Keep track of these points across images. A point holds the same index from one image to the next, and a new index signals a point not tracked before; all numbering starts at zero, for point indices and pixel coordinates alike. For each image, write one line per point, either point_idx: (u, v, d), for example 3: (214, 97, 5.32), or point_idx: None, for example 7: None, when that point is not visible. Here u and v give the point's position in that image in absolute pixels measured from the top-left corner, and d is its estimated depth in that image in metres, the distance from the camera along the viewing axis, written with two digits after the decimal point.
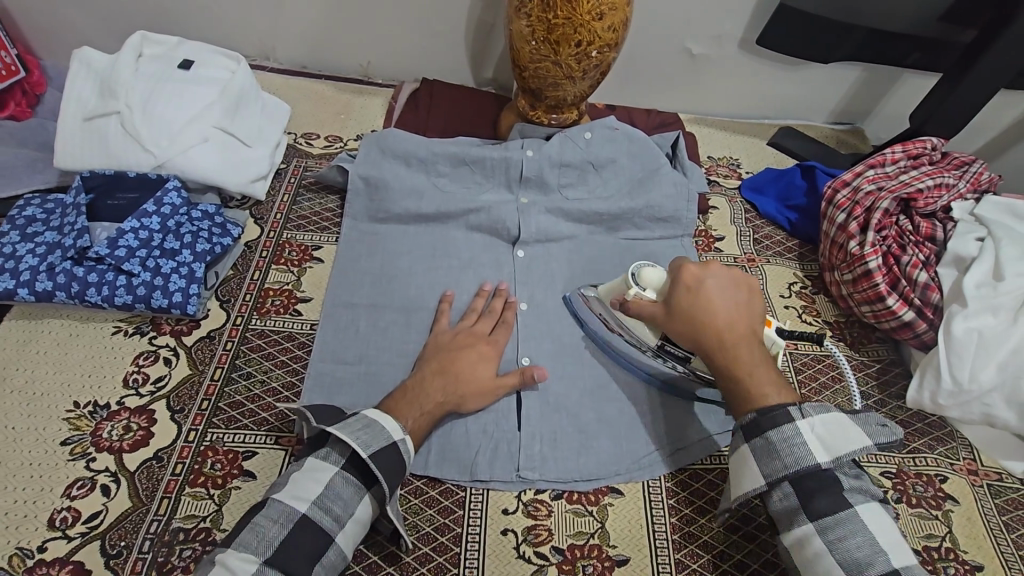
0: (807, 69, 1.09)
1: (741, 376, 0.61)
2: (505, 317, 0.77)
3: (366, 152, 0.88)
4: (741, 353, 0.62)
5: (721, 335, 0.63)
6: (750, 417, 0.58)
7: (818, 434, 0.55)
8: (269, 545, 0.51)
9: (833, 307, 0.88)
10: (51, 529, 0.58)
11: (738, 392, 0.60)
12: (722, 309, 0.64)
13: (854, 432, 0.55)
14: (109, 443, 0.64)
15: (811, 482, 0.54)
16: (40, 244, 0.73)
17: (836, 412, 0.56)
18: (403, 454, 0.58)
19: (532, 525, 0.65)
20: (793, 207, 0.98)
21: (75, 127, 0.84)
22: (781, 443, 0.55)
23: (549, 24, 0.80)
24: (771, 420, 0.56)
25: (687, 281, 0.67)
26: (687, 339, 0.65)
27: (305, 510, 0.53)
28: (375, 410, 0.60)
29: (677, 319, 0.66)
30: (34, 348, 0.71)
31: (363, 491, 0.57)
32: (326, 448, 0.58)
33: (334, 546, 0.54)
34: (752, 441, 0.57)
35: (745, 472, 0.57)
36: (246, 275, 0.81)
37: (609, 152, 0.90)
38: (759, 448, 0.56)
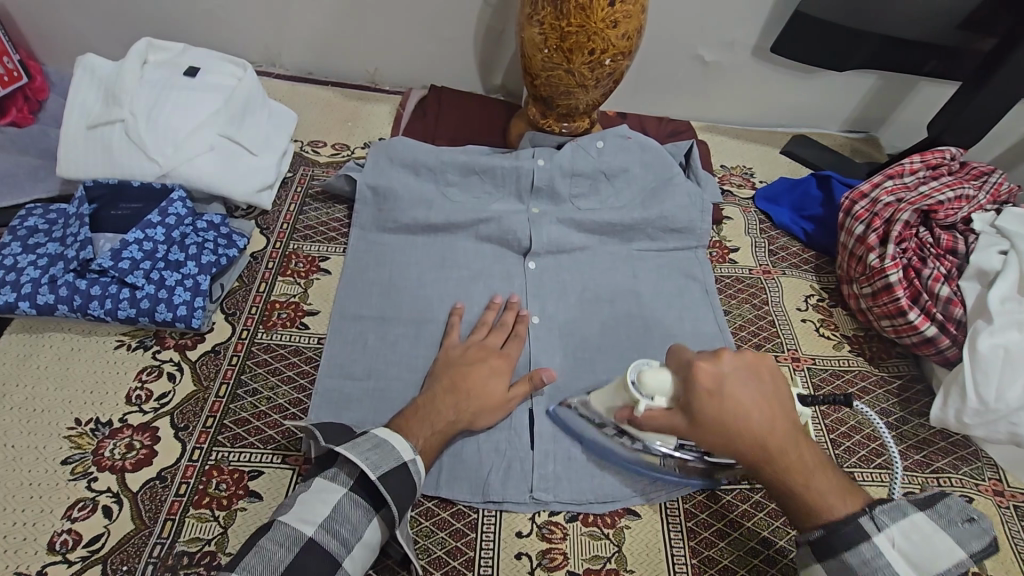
0: (821, 76, 1.07)
1: (799, 488, 0.53)
2: (517, 331, 0.75)
3: (374, 160, 0.87)
4: (791, 460, 0.53)
5: (765, 444, 0.54)
6: (820, 532, 0.51)
7: (901, 546, 0.50)
8: (274, 570, 0.49)
9: (851, 321, 0.86)
10: (51, 553, 0.57)
11: (800, 505, 0.53)
12: (755, 414, 0.54)
13: (937, 538, 0.50)
14: (111, 462, 0.62)
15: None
16: (42, 255, 0.71)
17: (912, 516, 0.51)
18: (414, 475, 0.56)
19: (547, 548, 0.63)
20: (808, 217, 0.96)
21: (78, 135, 0.82)
22: (864, 559, 0.49)
23: (562, 32, 0.79)
24: (847, 537, 0.50)
25: (705, 385, 0.55)
26: (724, 452, 0.55)
27: (311, 534, 0.51)
28: (385, 428, 0.59)
29: (706, 432, 0.55)
30: (35, 363, 0.69)
31: (372, 514, 0.55)
32: (333, 469, 0.56)
33: (342, 572, 0.52)
34: (829, 564, 0.51)
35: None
36: (252, 286, 0.79)
37: (622, 161, 0.88)
38: (837, 567, 0.50)
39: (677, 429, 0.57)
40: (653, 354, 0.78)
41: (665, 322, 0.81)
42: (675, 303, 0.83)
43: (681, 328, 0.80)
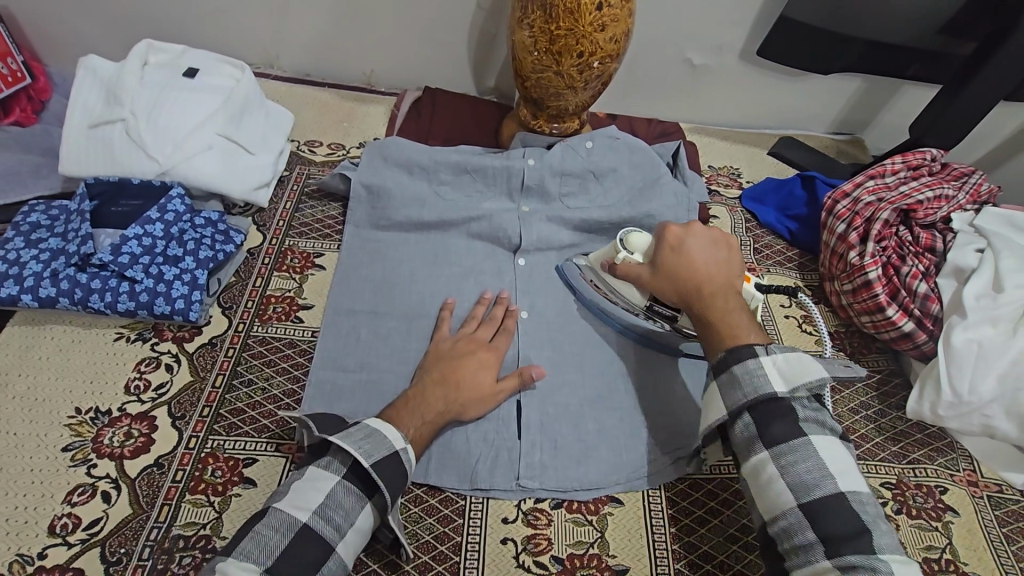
0: (808, 80, 1.10)
1: (719, 324, 0.63)
2: (506, 326, 0.77)
3: (369, 159, 0.89)
4: (718, 305, 0.65)
5: (700, 288, 0.66)
6: (722, 355, 0.60)
7: (779, 367, 0.57)
8: (269, 554, 0.51)
9: (833, 317, 0.88)
10: (51, 536, 0.58)
11: (714, 335, 0.63)
12: (703, 266, 0.68)
13: (814, 366, 0.57)
14: (110, 450, 0.65)
15: (770, 413, 0.55)
16: (44, 250, 0.73)
17: (796, 350, 0.58)
18: (406, 463, 0.58)
19: (532, 534, 0.65)
20: (793, 216, 0.98)
21: (80, 134, 0.84)
22: (746, 378, 0.57)
23: (551, 35, 0.81)
24: (738, 357, 0.58)
25: (670, 239, 0.70)
26: (670, 292, 0.69)
27: (306, 519, 0.53)
28: (377, 419, 0.60)
29: (661, 274, 0.70)
30: (36, 354, 0.71)
31: (364, 501, 0.56)
32: (326, 457, 0.57)
33: (335, 557, 0.53)
34: (722, 378, 0.59)
35: (712, 402, 0.60)
36: (248, 281, 0.81)
37: (611, 161, 0.90)
38: (725, 382, 0.58)
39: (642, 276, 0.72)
40: None
41: None
42: None
43: None
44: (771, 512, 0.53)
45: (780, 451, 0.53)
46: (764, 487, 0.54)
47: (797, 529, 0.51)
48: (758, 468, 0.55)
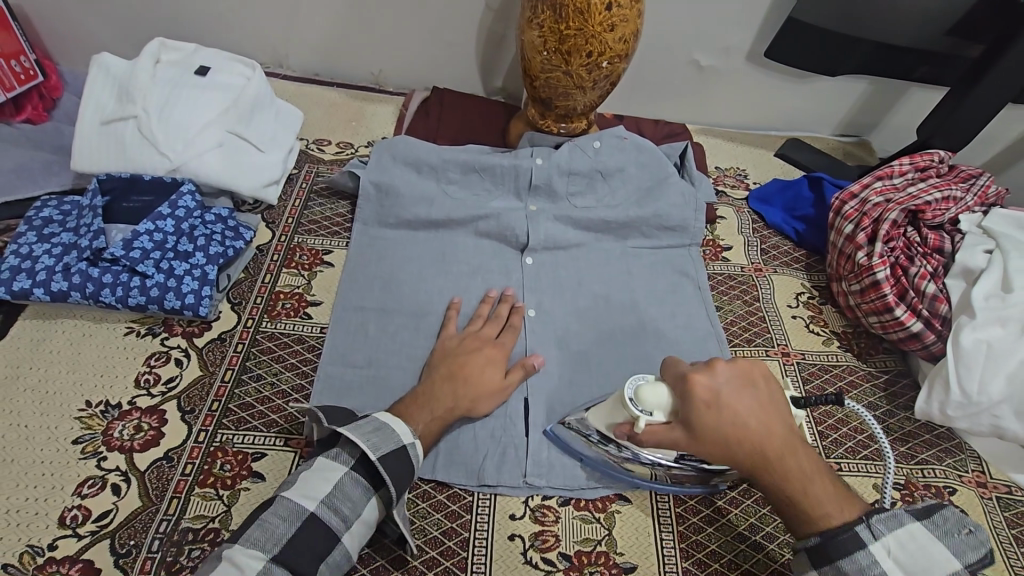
0: (815, 81, 1.10)
1: (801, 502, 0.54)
2: (512, 322, 0.77)
3: (378, 157, 0.90)
4: (790, 475, 0.54)
5: (765, 462, 0.54)
6: (816, 541, 0.53)
7: (898, 558, 0.51)
8: (276, 542, 0.52)
9: (840, 318, 0.88)
10: (61, 527, 0.59)
11: (798, 514, 0.54)
12: (752, 423, 0.55)
13: (931, 547, 0.51)
14: (120, 443, 0.65)
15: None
16: (57, 244, 0.74)
17: (905, 528, 0.52)
18: (413, 457, 0.58)
19: (539, 530, 0.65)
20: (800, 217, 0.98)
21: (92, 131, 0.85)
22: (862, 573, 0.50)
23: (561, 35, 0.81)
24: (843, 547, 0.51)
25: (701, 401, 0.56)
26: (725, 463, 0.56)
27: (315, 508, 0.54)
28: (387, 414, 0.61)
29: (708, 447, 0.55)
30: (47, 348, 0.71)
31: (371, 493, 0.57)
32: (336, 448, 0.58)
33: (340, 548, 0.54)
34: (825, 572, 0.52)
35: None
36: (258, 278, 0.82)
37: (618, 160, 0.91)
38: (834, 574, 0.52)
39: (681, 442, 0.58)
40: (646, 348, 0.80)
41: (656, 316, 0.83)
42: (667, 299, 0.85)
43: (672, 323, 0.82)
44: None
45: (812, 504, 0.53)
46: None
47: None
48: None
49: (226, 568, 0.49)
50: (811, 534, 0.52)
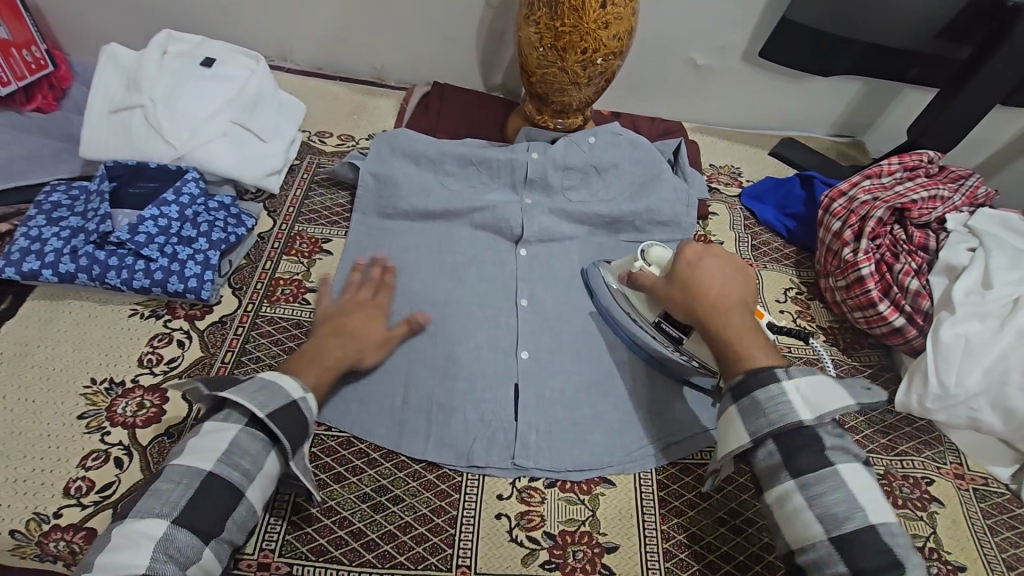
0: (810, 82, 1.12)
1: (742, 351, 0.63)
2: (386, 283, 0.80)
3: (377, 149, 0.92)
4: (741, 330, 0.65)
5: (725, 314, 0.66)
6: (740, 379, 0.60)
7: (802, 393, 0.57)
8: (176, 506, 0.53)
9: (827, 313, 0.90)
10: (66, 497, 0.61)
11: (733, 359, 0.63)
12: (721, 283, 0.69)
13: (836, 391, 0.58)
14: (123, 418, 0.67)
15: (796, 440, 0.56)
16: (65, 227, 0.76)
17: (811, 373, 0.59)
18: (304, 410, 0.61)
19: (525, 510, 0.67)
20: (791, 215, 1.00)
21: (101, 119, 0.87)
22: (772, 405, 0.57)
23: (556, 31, 0.83)
24: (758, 382, 0.59)
25: (693, 257, 0.72)
26: (692, 313, 0.68)
27: (210, 469, 0.55)
28: (272, 373, 0.63)
29: (686, 295, 0.69)
30: (54, 327, 0.74)
31: (270, 447, 0.59)
32: (226, 410, 0.59)
33: (244, 502, 0.56)
34: (741, 402, 0.59)
35: (734, 431, 0.59)
36: (258, 264, 0.84)
37: (613, 157, 0.93)
38: (747, 407, 0.58)
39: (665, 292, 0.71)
40: None
41: None
42: None
43: None
44: (800, 543, 0.54)
45: (752, 388, 0.59)
46: (793, 516, 0.55)
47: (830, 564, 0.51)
48: (786, 499, 0.55)
49: (125, 540, 0.51)
50: (743, 406, 0.59)
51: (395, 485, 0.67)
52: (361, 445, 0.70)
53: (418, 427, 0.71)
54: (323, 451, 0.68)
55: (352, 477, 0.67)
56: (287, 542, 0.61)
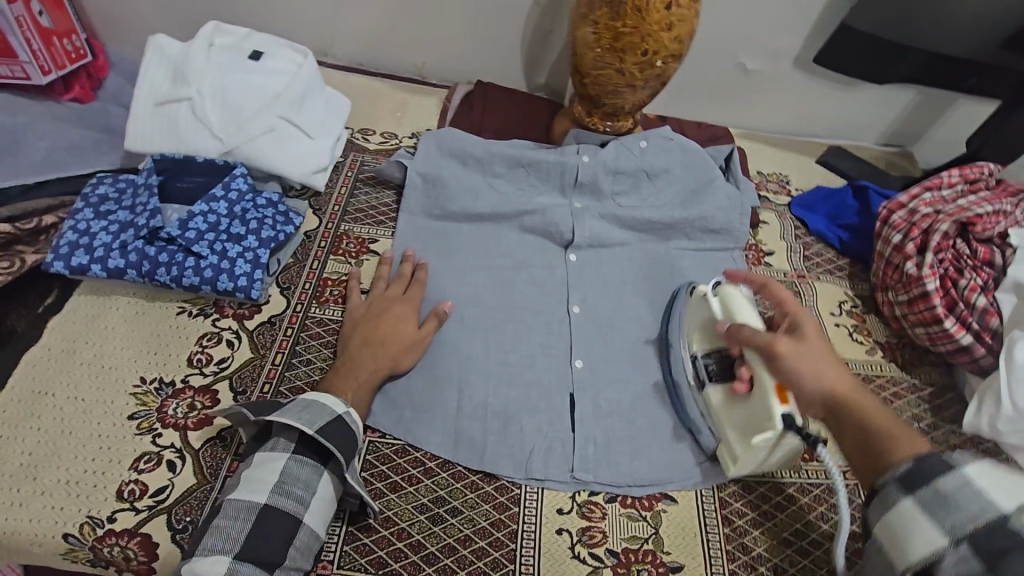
0: (861, 90, 1.09)
1: (884, 426, 0.55)
2: (417, 278, 0.78)
3: (425, 149, 0.90)
4: (866, 400, 0.57)
5: (844, 379, 0.59)
6: (908, 466, 0.51)
7: (990, 479, 0.48)
8: (235, 541, 0.52)
9: (884, 328, 0.88)
10: (119, 500, 0.59)
11: (881, 440, 0.54)
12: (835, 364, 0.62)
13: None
14: (174, 420, 0.66)
15: (998, 540, 0.45)
16: (113, 222, 0.75)
17: (991, 460, 0.49)
18: (349, 425, 0.60)
19: (586, 526, 0.65)
20: (843, 226, 0.98)
21: (147, 111, 0.85)
22: (957, 496, 0.47)
23: (617, 32, 0.81)
24: (930, 469, 0.49)
25: (792, 301, 0.66)
26: (815, 376, 0.59)
27: (265, 500, 0.54)
28: (313, 393, 0.62)
29: (803, 350, 0.60)
30: (102, 323, 0.72)
31: (321, 468, 0.58)
32: (272, 439, 0.58)
33: (304, 528, 0.55)
34: (917, 492, 0.49)
35: (916, 534, 0.48)
36: (305, 263, 0.82)
37: (664, 161, 0.90)
38: (925, 499, 0.48)
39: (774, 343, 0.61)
40: None
41: None
42: None
43: None
44: None
45: (928, 478, 0.49)
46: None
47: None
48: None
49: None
50: (921, 499, 0.49)
51: (452, 496, 0.65)
52: (416, 454, 0.68)
53: (474, 437, 0.68)
54: (378, 459, 0.66)
55: (408, 487, 0.65)
56: (345, 553, 0.59)
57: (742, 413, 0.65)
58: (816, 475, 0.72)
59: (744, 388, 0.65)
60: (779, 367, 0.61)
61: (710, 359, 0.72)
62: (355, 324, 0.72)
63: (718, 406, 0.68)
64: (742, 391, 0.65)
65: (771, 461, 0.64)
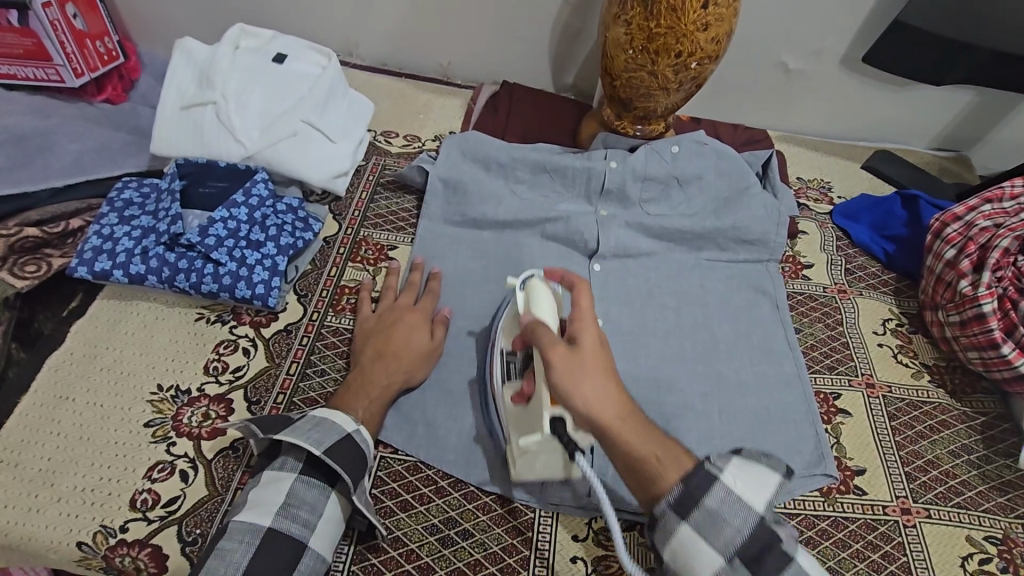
0: (914, 90, 1.02)
1: (641, 450, 0.53)
2: (430, 288, 0.76)
3: (447, 154, 0.88)
4: (634, 421, 0.55)
5: (611, 398, 0.55)
6: (678, 491, 0.52)
7: (739, 482, 0.52)
8: (238, 565, 0.51)
9: (933, 350, 0.82)
10: (132, 510, 0.60)
11: (646, 466, 0.53)
12: (613, 381, 0.56)
13: (763, 471, 0.53)
14: (189, 429, 0.65)
15: (755, 546, 0.50)
16: (136, 227, 0.75)
17: (737, 456, 0.54)
18: (358, 444, 0.59)
19: (602, 554, 0.62)
20: (890, 237, 0.91)
21: (173, 115, 0.86)
22: (729, 524, 0.50)
23: (650, 32, 0.77)
24: (698, 488, 0.51)
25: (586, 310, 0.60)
26: (584, 400, 0.54)
27: (270, 524, 0.54)
28: (325, 409, 0.61)
29: (576, 371, 0.55)
30: (123, 329, 0.73)
31: (329, 490, 0.57)
32: (281, 458, 0.58)
33: (310, 552, 0.54)
34: (689, 517, 0.51)
35: (697, 557, 0.50)
36: (324, 270, 0.81)
37: (697, 168, 0.86)
38: (699, 523, 0.51)
39: (551, 355, 0.56)
40: (718, 367, 0.76)
41: (728, 336, 0.79)
42: (744, 319, 0.81)
43: (746, 344, 0.78)
44: None
45: (698, 497, 0.51)
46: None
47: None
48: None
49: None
50: (696, 520, 0.51)
51: (463, 518, 0.63)
52: (428, 472, 0.66)
53: (488, 455, 0.66)
54: (389, 475, 0.65)
55: (418, 506, 0.63)
56: (352, 573, 0.58)
57: (521, 419, 0.62)
58: (852, 509, 0.67)
59: (524, 399, 0.62)
60: (551, 383, 0.56)
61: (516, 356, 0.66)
62: (371, 333, 0.71)
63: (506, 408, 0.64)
64: (522, 399, 0.62)
65: (538, 467, 0.62)
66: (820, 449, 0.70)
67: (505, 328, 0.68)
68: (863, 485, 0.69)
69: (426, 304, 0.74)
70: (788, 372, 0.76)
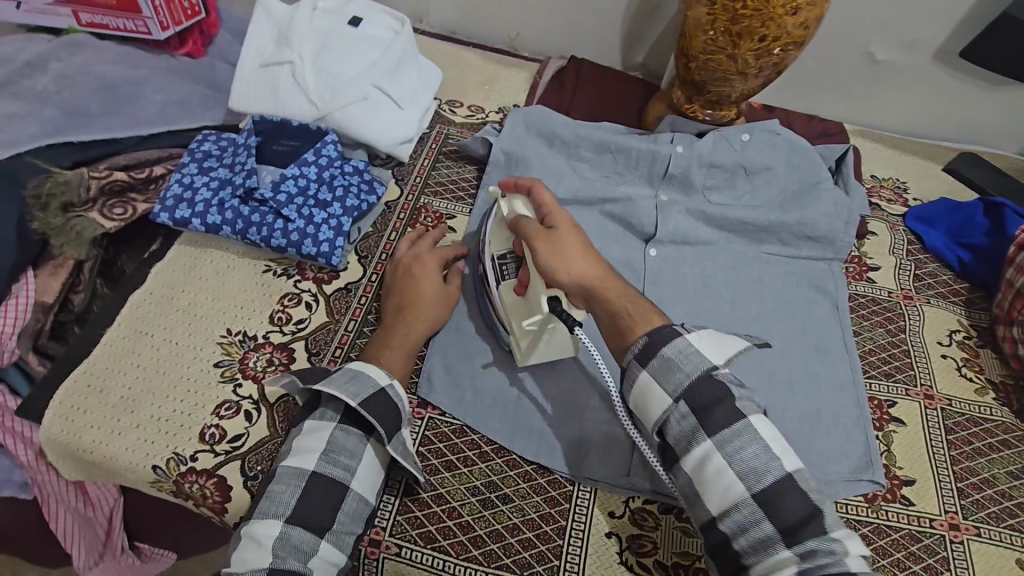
0: (1013, 90, 0.95)
1: (618, 305, 0.57)
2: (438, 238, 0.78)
3: (512, 126, 0.88)
4: (615, 282, 0.59)
5: (591, 265, 0.59)
6: (643, 342, 0.55)
7: (704, 343, 0.55)
8: (287, 505, 0.55)
9: (1001, 366, 0.78)
10: (201, 442, 0.64)
11: (622, 320, 0.57)
12: (586, 254, 0.60)
13: (729, 341, 0.55)
14: (254, 372, 0.70)
15: None
16: (214, 179, 0.79)
17: (710, 329, 0.57)
18: (392, 398, 0.61)
19: (637, 533, 0.63)
20: (966, 245, 0.87)
21: (251, 72, 0.88)
22: None
23: (735, 13, 0.74)
24: (660, 339, 0.55)
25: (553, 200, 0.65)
26: (568, 270, 0.59)
27: (315, 467, 0.57)
28: (359, 362, 0.64)
29: (556, 247, 0.60)
30: (197, 274, 0.77)
31: (366, 438, 0.60)
32: (320, 409, 0.61)
33: (353, 494, 0.58)
34: (649, 365, 0.54)
35: (650, 400, 0.54)
36: (384, 233, 0.83)
37: (766, 158, 0.83)
38: None
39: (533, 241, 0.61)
40: (769, 363, 0.75)
41: (782, 333, 0.77)
42: (801, 316, 0.79)
43: (799, 342, 0.77)
44: (722, 508, 0.50)
45: (659, 345, 0.54)
46: (710, 482, 0.51)
47: (756, 525, 0.49)
48: (706, 463, 0.51)
49: (248, 542, 0.53)
50: (653, 367, 0.54)
51: (505, 483, 0.65)
52: (473, 436, 0.68)
53: (532, 425, 0.68)
54: (436, 436, 0.68)
55: (463, 467, 0.66)
56: (398, 523, 0.61)
57: (517, 308, 0.67)
58: (897, 518, 0.66)
59: (523, 290, 0.66)
60: (542, 264, 0.60)
61: (507, 259, 0.69)
62: (412, 291, 0.71)
63: (505, 303, 0.68)
64: (522, 290, 0.66)
65: (544, 348, 0.67)
66: (869, 455, 0.69)
67: (492, 236, 0.71)
68: (911, 495, 0.68)
69: (442, 251, 0.76)
70: (841, 373, 0.75)
